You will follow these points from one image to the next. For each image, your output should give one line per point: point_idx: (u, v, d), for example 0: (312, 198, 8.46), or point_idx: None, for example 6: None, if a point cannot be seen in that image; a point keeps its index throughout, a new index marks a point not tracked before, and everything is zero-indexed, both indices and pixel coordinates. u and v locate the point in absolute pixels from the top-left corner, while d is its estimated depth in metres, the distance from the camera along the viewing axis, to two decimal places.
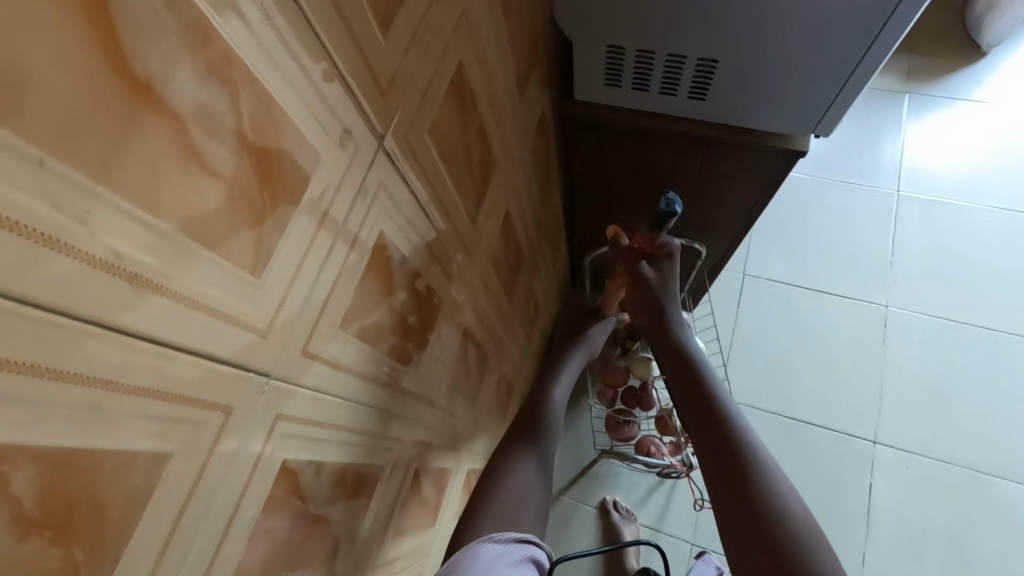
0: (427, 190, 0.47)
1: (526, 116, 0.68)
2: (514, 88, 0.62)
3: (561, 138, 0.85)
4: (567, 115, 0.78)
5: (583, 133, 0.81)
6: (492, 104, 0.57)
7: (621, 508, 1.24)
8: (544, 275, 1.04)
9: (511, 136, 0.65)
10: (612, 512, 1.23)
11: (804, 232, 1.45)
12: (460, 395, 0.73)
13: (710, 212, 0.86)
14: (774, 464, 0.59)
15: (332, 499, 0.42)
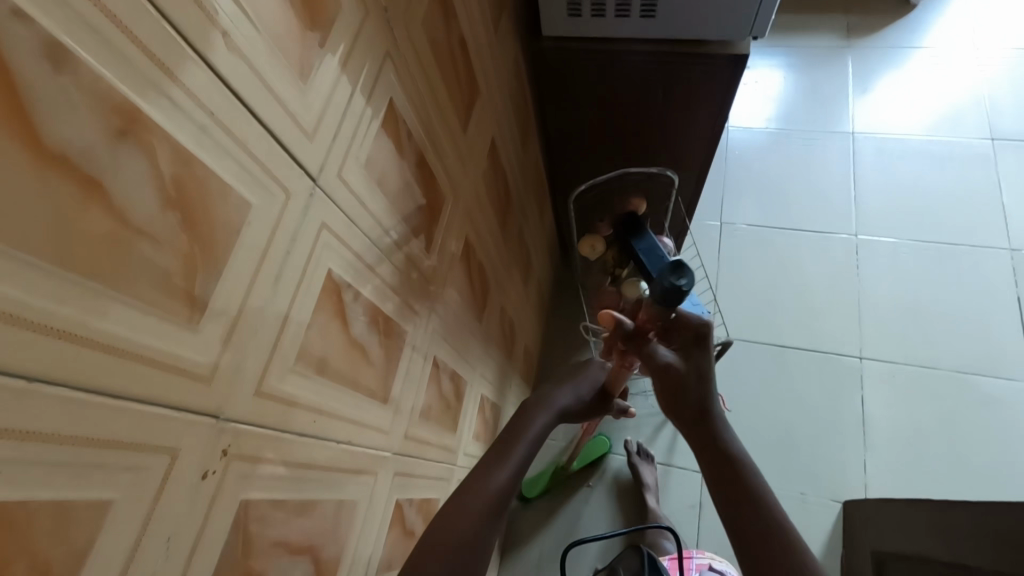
0: (424, 79, 0.55)
1: (501, 49, 0.77)
2: (488, 18, 0.71)
3: (534, 83, 0.94)
4: (538, 56, 0.88)
5: (554, 74, 0.91)
6: (472, 25, 0.65)
7: (643, 452, 1.28)
8: (533, 224, 1.12)
9: (491, 64, 0.74)
10: (634, 455, 1.27)
11: (772, 179, 1.56)
12: (469, 308, 0.80)
13: (675, 135, 0.98)
14: None
15: (368, 334, 0.49)
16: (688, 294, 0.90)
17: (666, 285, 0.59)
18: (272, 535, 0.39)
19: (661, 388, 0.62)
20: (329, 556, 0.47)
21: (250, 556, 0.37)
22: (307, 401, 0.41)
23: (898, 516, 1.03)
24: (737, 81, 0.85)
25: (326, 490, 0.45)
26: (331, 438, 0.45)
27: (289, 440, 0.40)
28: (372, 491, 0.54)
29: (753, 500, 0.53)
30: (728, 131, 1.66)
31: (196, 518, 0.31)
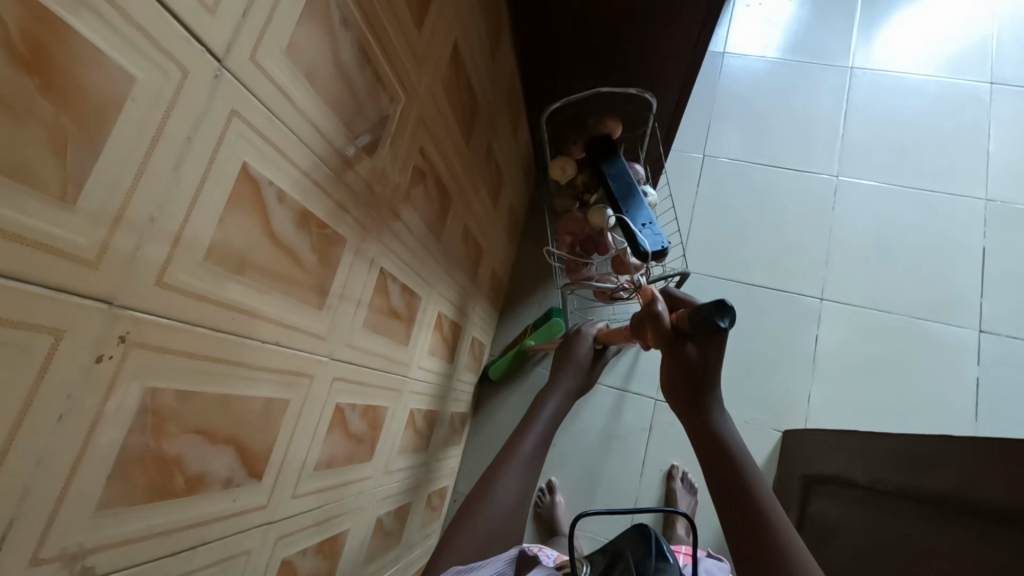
0: None
1: None
2: None
3: None
4: None
5: None
6: None
7: (685, 478, 1.26)
8: (504, 142, 1.08)
9: None
10: (675, 480, 1.25)
11: (758, 112, 1.51)
12: (426, 225, 0.78)
13: (655, 53, 0.93)
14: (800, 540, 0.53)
15: (298, 237, 0.48)
16: (651, 223, 0.89)
17: (713, 319, 0.60)
18: (188, 424, 0.39)
19: (678, 384, 0.65)
20: (258, 448, 0.48)
21: (163, 441, 0.37)
22: (224, 297, 0.40)
23: (819, 436, 1.08)
24: None
25: (250, 386, 0.46)
26: (255, 337, 0.45)
27: (204, 335, 0.39)
28: (308, 393, 0.55)
29: (744, 480, 0.57)
30: (724, 58, 1.58)
31: (92, 399, 0.32)
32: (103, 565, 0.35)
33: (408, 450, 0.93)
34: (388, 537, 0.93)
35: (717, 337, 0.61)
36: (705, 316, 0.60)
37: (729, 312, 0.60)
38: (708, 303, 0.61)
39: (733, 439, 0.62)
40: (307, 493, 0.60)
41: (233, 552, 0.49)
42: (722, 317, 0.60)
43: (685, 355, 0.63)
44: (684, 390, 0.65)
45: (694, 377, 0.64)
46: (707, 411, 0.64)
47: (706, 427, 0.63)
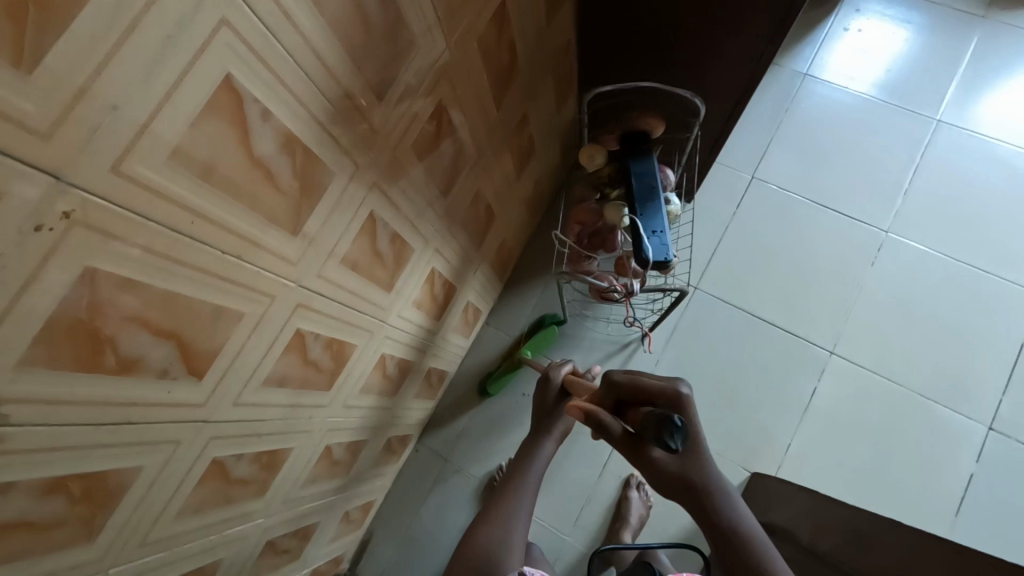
0: None
1: None
2: None
3: None
4: None
5: None
6: None
7: (642, 490, 1.26)
8: (542, 117, 1.06)
9: None
10: (631, 489, 1.25)
11: (822, 144, 1.43)
12: (432, 181, 0.78)
13: (713, 60, 0.92)
14: None
15: (280, 159, 0.49)
16: (662, 232, 0.86)
17: (668, 438, 0.62)
18: (127, 310, 0.42)
19: (676, 495, 0.62)
20: (201, 350, 0.51)
21: (95, 320, 0.40)
22: (184, 199, 0.41)
23: (786, 492, 1.06)
24: (796, 7, 0.78)
25: (201, 290, 0.47)
26: (215, 247, 0.47)
27: (158, 232, 0.41)
28: (266, 312, 0.57)
29: (759, 570, 0.58)
30: (804, 80, 1.49)
31: (25, 263, 0.33)
32: (18, 416, 0.38)
33: (373, 391, 0.96)
34: (336, 466, 0.97)
35: (675, 452, 0.62)
36: (658, 432, 0.62)
37: (677, 427, 0.62)
38: (655, 420, 0.63)
39: (739, 517, 0.61)
40: (251, 405, 0.63)
41: (161, 439, 0.52)
42: (671, 435, 0.62)
43: (657, 467, 0.62)
44: (680, 496, 0.62)
45: (690, 482, 0.61)
46: (714, 511, 0.61)
47: (716, 523, 0.61)
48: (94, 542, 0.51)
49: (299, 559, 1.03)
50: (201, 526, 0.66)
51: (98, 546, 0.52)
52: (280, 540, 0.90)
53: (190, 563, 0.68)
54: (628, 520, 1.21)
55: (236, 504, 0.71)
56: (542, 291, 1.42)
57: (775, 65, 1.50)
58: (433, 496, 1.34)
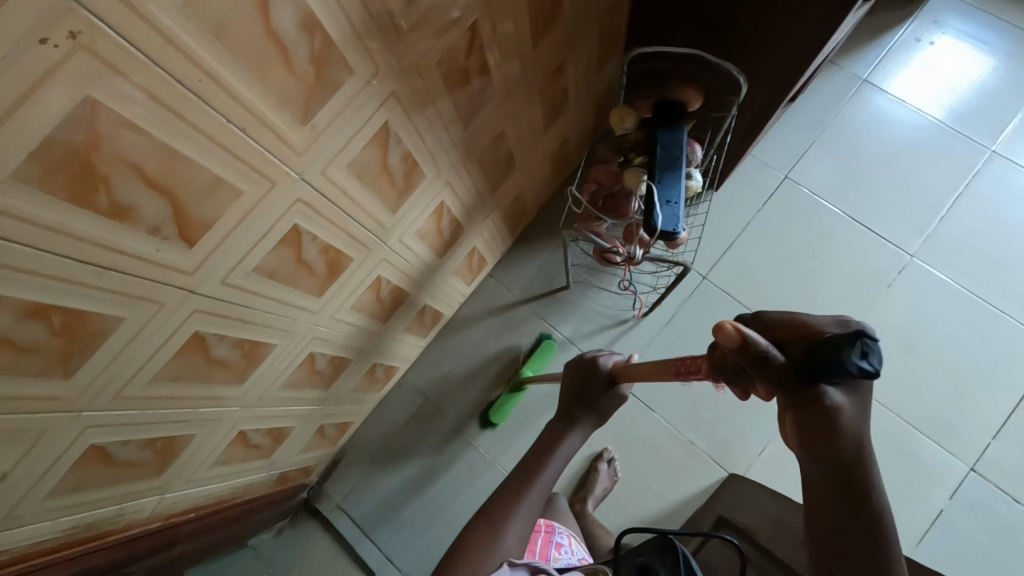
0: None
1: None
2: None
3: None
4: None
5: None
6: None
7: (611, 464, 1.27)
8: (580, 71, 1.04)
9: None
10: (601, 462, 1.27)
11: (867, 156, 1.38)
12: (454, 108, 0.78)
13: (766, 35, 0.88)
14: None
15: (296, 39, 0.48)
16: (676, 203, 0.85)
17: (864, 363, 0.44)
18: (123, 153, 0.42)
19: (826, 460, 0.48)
20: (193, 217, 0.52)
21: (91, 154, 0.40)
22: (194, 54, 0.42)
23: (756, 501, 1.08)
24: None
25: (201, 155, 0.48)
26: (220, 113, 0.47)
27: (164, 81, 0.41)
28: (265, 196, 0.57)
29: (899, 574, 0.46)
30: (862, 86, 1.42)
31: (29, 76, 0.34)
32: (7, 231, 0.39)
33: (364, 312, 0.97)
34: (318, 377, 0.99)
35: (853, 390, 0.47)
36: (836, 353, 0.44)
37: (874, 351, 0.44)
38: (843, 337, 0.44)
39: (881, 501, 0.49)
40: (237, 288, 0.64)
41: (145, 297, 0.53)
42: (869, 357, 0.44)
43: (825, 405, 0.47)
44: (825, 456, 0.48)
45: (853, 449, 0.48)
46: (865, 488, 0.49)
47: (858, 510, 0.48)
48: (69, 381, 0.53)
49: (268, 459, 1.06)
50: (174, 395, 0.68)
51: (72, 386, 0.54)
52: (252, 434, 0.93)
53: (160, 431, 0.71)
54: (593, 490, 1.23)
55: (210, 383, 0.73)
56: (549, 252, 1.41)
57: (835, 65, 1.44)
58: (412, 434, 1.37)
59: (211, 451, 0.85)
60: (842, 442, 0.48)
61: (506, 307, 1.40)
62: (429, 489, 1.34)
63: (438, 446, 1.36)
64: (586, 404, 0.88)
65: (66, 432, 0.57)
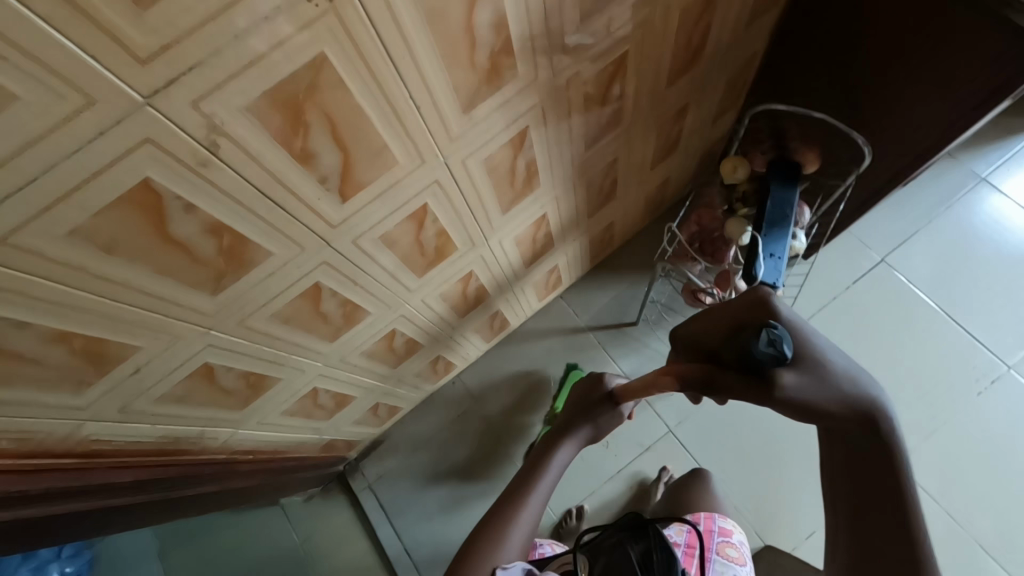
0: None
1: None
2: None
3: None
4: None
5: None
6: None
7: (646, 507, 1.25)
8: (698, 115, 1.06)
9: None
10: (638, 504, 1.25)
11: (974, 256, 1.32)
12: (583, 127, 0.81)
13: (889, 120, 0.87)
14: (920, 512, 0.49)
15: (489, 32, 0.53)
16: (779, 258, 0.84)
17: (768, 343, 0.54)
18: (326, 106, 0.47)
19: (837, 423, 0.52)
20: (355, 175, 0.57)
21: (305, 101, 0.46)
22: (407, 31, 0.47)
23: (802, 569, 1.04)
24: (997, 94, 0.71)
25: (381, 122, 0.53)
26: (408, 88, 0.52)
27: (378, 48, 0.46)
28: (413, 171, 0.62)
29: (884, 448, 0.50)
30: (981, 185, 1.37)
31: (287, 27, 0.40)
32: (224, 152, 0.45)
33: (449, 302, 1.01)
34: (391, 354, 1.03)
35: (791, 372, 0.53)
36: (752, 348, 0.54)
37: (782, 337, 0.54)
38: (758, 334, 0.55)
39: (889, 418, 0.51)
40: (363, 249, 0.69)
41: (293, 238, 0.59)
42: (777, 342, 0.54)
43: (784, 396, 0.53)
44: (830, 401, 0.52)
45: (850, 393, 0.52)
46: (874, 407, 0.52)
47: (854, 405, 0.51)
48: (214, 297, 0.58)
49: (324, 423, 1.11)
50: (280, 335, 0.73)
51: (214, 303, 0.59)
52: (321, 394, 0.97)
53: (258, 366, 0.76)
54: None
55: (310, 333, 0.78)
56: (624, 286, 1.42)
57: (952, 158, 1.39)
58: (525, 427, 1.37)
59: (285, 400, 0.90)
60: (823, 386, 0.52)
61: (570, 331, 1.41)
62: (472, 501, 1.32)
63: (484, 459, 1.36)
64: (575, 420, 0.90)
65: (194, 343, 0.63)
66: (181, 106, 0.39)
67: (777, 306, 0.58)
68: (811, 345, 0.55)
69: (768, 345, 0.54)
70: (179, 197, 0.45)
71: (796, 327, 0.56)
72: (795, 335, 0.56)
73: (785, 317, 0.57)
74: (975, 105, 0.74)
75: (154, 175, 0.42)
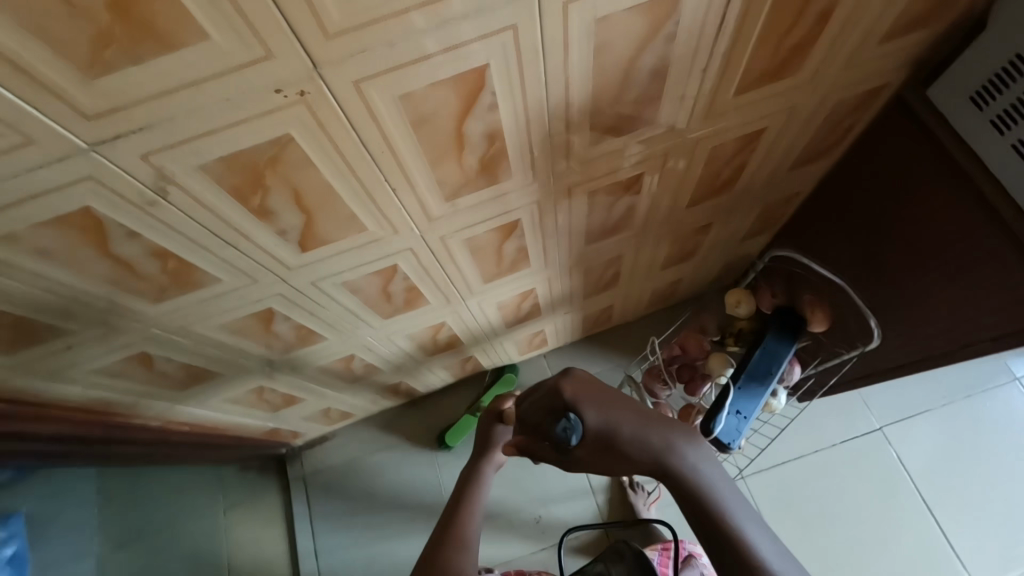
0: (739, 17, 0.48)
1: (861, 73, 0.64)
2: (876, 38, 0.59)
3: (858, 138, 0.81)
4: (890, 113, 0.73)
5: (882, 143, 0.75)
6: (849, 20, 0.54)
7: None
8: (722, 234, 1.02)
9: (829, 76, 0.63)
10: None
11: (980, 457, 1.22)
12: (586, 226, 0.79)
13: (907, 313, 0.81)
14: (745, 518, 0.48)
15: (481, 140, 0.52)
16: (745, 418, 0.80)
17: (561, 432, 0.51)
18: (290, 177, 0.47)
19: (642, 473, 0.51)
20: (318, 234, 0.56)
21: (266, 170, 0.45)
22: (386, 129, 0.46)
23: None
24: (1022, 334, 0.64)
25: (349, 195, 0.52)
26: (382, 172, 0.51)
27: (352, 138, 0.45)
28: (383, 237, 0.61)
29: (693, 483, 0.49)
30: (1014, 384, 1.26)
31: (249, 110, 0.39)
32: (174, 198, 0.45)
33: (417, 342, 1.00)
34: (348, 372, 1.03)
35: (585, 455, 0.51)
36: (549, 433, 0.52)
37: (576, 425, 0.50)
38: (552, 424, 0.52)
39: (682, 449, 0.50)
40: (323, 290, 0.69)
41: (245, 272, 0.59)
42: (568, 432, 0.50)
43: (587, 462, 0.51)
44: (631, 455, 0.50)
45: (648, 443, 0.50)
46: (668, 446, 0.50)
47: (653, 448, 0.50)
48: (155, 304, 0.59)
49: (270, 414, 1.12)
50: (226, 342, 0.74)
51: (156, 308, 0.60)
52: (268, 391, 0.98)
53: (200, 362, 0.77)
54: None
55: (260, 346, 0.78)
56: (609, 366, 1.38)
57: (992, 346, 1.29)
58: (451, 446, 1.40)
59: (229, 390, 0.91)
60: (621, 447, 0.50)
61: None
62: (393, 518, 1.36)
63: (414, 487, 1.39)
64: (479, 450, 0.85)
65: (132, 335, 0.64)
66: (129, 158, 0.40)
67: (568, 390, 0.52)
68: (602, 426, 0.51)
69: (561, 434, 0.50)
70: (121, 225, 0.46)
71: (589, 403, 0.51)
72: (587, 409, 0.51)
73: (570, 399, 0.52)
74: (993, 334, 0.69)
75: (96, 205, 0.43)
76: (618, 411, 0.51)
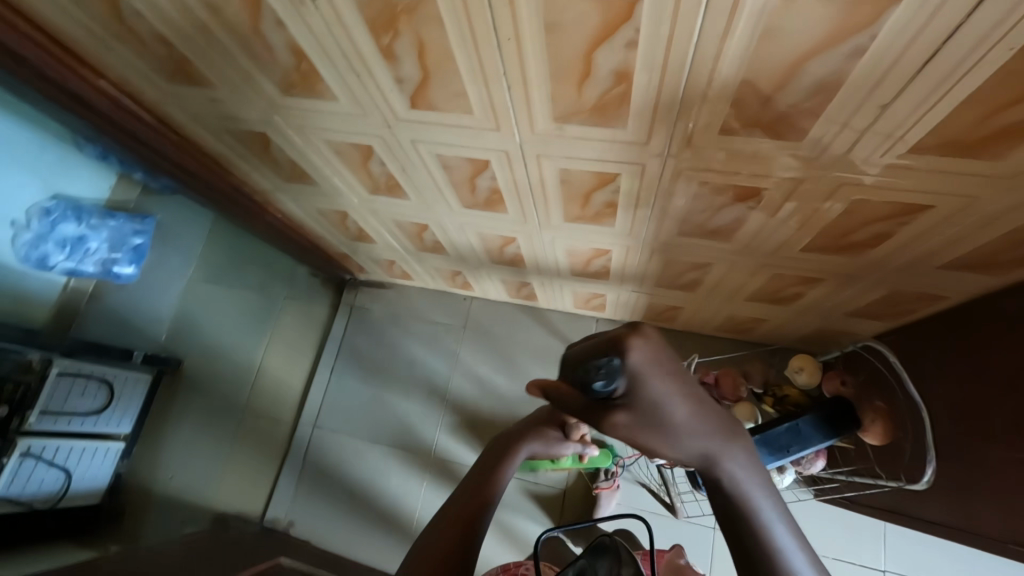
0: (949, 63, 0.41)
1: None
2: None
3: None
4: None
5: None
6: None
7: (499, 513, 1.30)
8: (830, 297, 0.92)
9: None
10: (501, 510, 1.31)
11: None
12: (684, 216, 0.74)
13: (975, 479, 0.69)
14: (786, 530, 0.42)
15: (607, 75, 0.50)
16: None
17: (597, 375, 0.40)
18: (421, 30, 0.49)
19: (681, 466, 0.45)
20: (429, 97, 0.59)
21: (403, 15, 0.48)
22: (519, 23, 0.46)
23: None
24: None
25: (466, 73, 0.54)
26: (503, 65, 0.51)
27: (486, 18, 0.46)
28: (484, 129, 0.63)
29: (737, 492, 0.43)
30: None
31: None
32: (321, 6, 0.49)
33: (485, 243, 1.04)
34: (419, 238, 1.10)
35: (621, 416, 0.41)
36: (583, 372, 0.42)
37: (616, 372, 0.40)
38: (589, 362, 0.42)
39: (724, 448, 0.43)
40: (418, 153, 0.72)
41: (360, 102, 0.63)
42: (600, 377, 0.40)
43: (621, 430, 0.42)
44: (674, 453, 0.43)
45: (693, 436, 0.42)
46: (713, 443, 0.43)
47: (697, 443, 0.43)
48: (283, 96, 0.66)
49: (346, 240, 1.24)
50: (329, 159, 0.81)
51: (284, 100, 0.67)
52: (349, 219, 1.08)
53: (304, 164, 0.86)
54: None
55: (353, 175, 0.86)
56: None
57: None
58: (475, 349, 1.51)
59: (321, 201, 1.02)
60: (660, 421, 0.41)
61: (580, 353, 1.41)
62: (406, 371, 1.55)
63: (429, 359, 1.54)
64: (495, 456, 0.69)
65: (261, 114, 0.73)
66: None
67: (628, 341, 0.40)
68: (652, 394, 0.41)
69: (597, 376, 0.40)
70: (276, 11, 0.51)
71: (645, 360, 0.41)
72: (642, 367, 0.41)
73: (625, 346, 0.41)
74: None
75: None
76: (669, 381, 0.41)
